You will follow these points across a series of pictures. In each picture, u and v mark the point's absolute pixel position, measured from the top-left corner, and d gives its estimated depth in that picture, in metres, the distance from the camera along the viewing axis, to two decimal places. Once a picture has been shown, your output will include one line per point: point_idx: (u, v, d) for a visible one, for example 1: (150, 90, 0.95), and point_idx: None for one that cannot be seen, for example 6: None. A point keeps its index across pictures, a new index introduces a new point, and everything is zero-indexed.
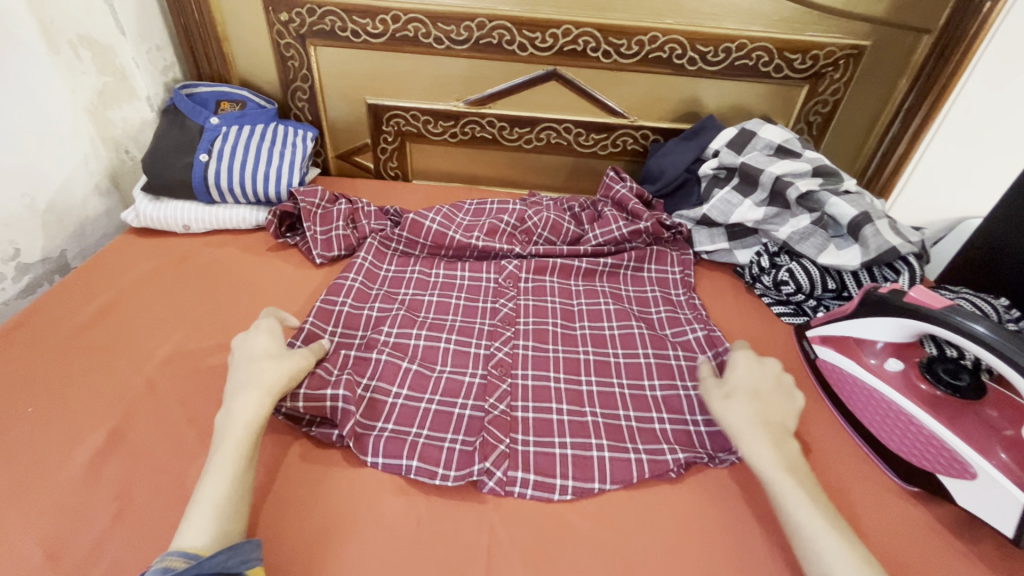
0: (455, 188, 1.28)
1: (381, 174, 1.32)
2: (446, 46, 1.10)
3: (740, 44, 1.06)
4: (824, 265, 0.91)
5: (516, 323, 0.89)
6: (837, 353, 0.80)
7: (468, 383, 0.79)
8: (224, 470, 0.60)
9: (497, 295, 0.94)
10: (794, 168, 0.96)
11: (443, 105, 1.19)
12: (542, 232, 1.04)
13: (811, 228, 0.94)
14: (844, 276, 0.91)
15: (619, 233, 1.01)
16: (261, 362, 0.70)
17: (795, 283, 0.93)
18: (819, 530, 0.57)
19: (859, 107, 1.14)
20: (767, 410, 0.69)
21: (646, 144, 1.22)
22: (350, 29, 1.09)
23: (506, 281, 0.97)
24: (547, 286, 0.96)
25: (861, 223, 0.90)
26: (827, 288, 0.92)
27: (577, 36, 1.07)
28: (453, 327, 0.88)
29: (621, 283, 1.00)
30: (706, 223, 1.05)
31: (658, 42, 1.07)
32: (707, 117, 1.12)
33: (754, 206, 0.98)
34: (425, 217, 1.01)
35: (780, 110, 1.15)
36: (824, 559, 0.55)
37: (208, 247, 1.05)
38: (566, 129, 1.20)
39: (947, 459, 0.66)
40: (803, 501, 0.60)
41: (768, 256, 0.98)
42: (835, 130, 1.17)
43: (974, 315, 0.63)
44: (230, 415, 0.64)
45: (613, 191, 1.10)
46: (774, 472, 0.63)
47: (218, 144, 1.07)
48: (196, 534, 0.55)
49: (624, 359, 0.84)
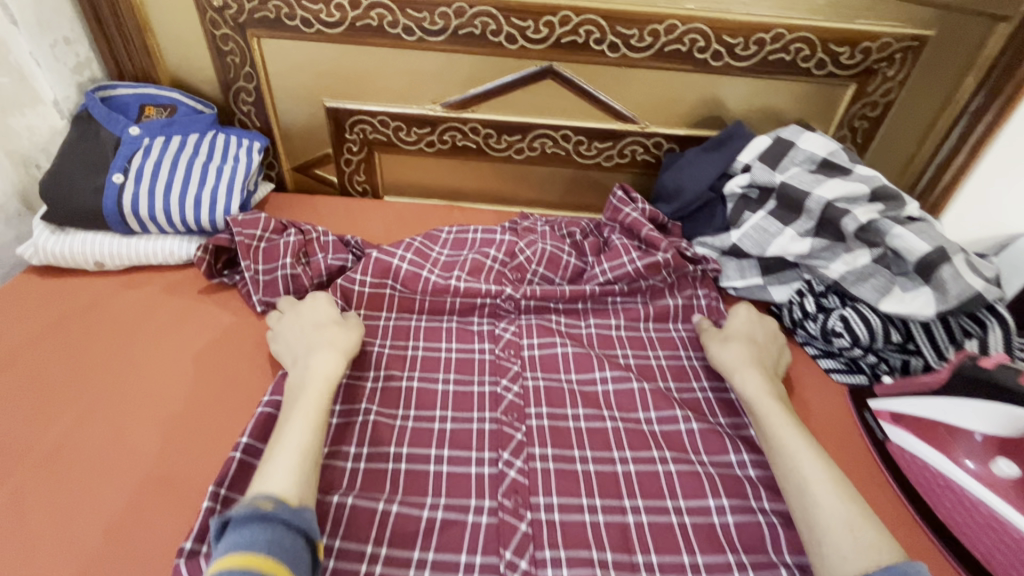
0: (434, 206, 1.09)
1: (346, 190, 1.12)
2: (418, 38, 0.91)
3: (776, 34, 0.87)
4: (887, 313, 0.73)
5: (527, 417, 0.71)
6: (919, 439, 0.65)
7: (474, 526, 0.60)
8: (300, 430, 0.58)
9: (496, 371, 0.76)
10: (847, 191, 0.78)
11: (417, 109, 0.99)
12: (535, 268, 0.85)
13: (871, 267, 0.75)
14: (912, 326, 0.73)
15: (632, 268, 0.83)
16: (323, 332, 0.71)
17: (851, 335, 0.75)
18: (805, 457, 0.59)
19: (910, 117, 0.96)
20: (757, 348, 0.74)
21: (658, 154, 1.03)
22: (299, 16, 0.89)
23: (506, 352, 0.78)
24: (557, 356, 0.78)
25: (937, 262, 0.71)
26: (890, 341, 0.74)
27: (577, 25, 0.87)
28: (442, 435, 0.68)
29: (648, 347, 0.81)
30: (734, 254, 0.87)
31: (676, 32, 0.87)
32: (733, 123, 0.92)
33: (797, 237, 0.80)
34: (391, 253, 0.83)
35: (819, 114, 0.97)
36: (808, 483, 0.57)
37: (126, 289, 0.85)
38: (564, 136, 1.01)
39: None
40: (795, 437, 0.62)
41: (813, 297, 0.80)
42: (882, 137, 0.99)
43: None
44: (307, 374, 0.65)
45: (621, 215, 0.90)
46: (764, 400, 0.66)
47: (138, 162, 0.87)
48: (278, 480, 0.52)
49: (676, 467, 0.66)
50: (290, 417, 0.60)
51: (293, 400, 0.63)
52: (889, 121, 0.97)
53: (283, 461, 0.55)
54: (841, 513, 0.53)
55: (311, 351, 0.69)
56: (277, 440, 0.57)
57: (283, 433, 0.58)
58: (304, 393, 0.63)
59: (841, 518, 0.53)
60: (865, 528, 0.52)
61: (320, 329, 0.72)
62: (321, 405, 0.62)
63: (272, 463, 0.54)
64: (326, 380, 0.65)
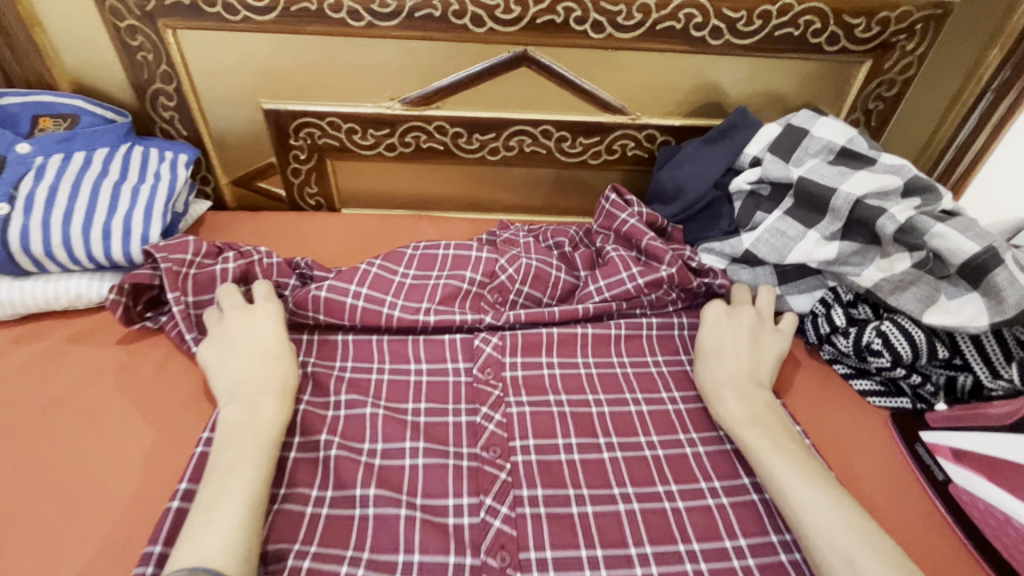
0: (399, 216, 0.95)
1: (297, 205, 0.97)
2: (367, 23, 0.76)
3: (783, 6, 0.75)
4: (932, 326, 0.63)
5: (512, 452, 0.59)
6: (988, 482, 0.57)
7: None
8: (238, 477, 0.49)
9: (474, 397, 0.64)
10: (877, 185, 0.67)
11: (372, 108, 0.85)
12: (519, 289, 0.72)
13: (910, 273, 0.64)
14: (960, 339, 0.63)
15: (632, 286, 0.70)
16: (258, 364, 0.59)
17: (891, 353, 0.64)
18: (809, 488, 0.52)
19: (929, 97, 0.86)
20: (739, 354, 0.64)
21: (652, 148, 0.90)
22: (219, 1, 0.74)
23: (485, 371, 0.66)
24: (546, 378, 0.66)
25: (989, 265, 0.60)
26: (936, 358, 0.63)
27: (554, 1, 0.75)
28: (415, 475, 0.57)
29: (646, 351, 0.71)
30: (747, 260, 0.75)
31: (669, 7, 0.75)
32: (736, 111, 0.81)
33: (822, 240, 0.68)
34: (344, 290, 0.67)
35: (829, 96, 0.86)
36: (819, 519, 0.50)
37: (22, 345, 0.70)
38: (544, 132, 0.88)
39: None
40: (789, 467, 0.53)
41: (841, 308, 0.69)
42: (897, 121, 0.89)
43: None
44: (246, 421, 0.54)
45: (616, 223, 0.78)
46: (743, 427, 0.58)
47: (28, 187, 0.71)
48: (209, 553, 0.44)
49: (685, 501, 0.57)
50: (229, 467, 0.50)
51: (226, 453, 0.52)
52: (904, 104, 0.87)
53: (221, 520, 0.47)
54: (856, 549, 0.47)
55: (257, 385, 0.57)
56: (215, 491, 0.49)
57: (222, 480, 0.50)
58: (244, 443, 0.53)
59: (844, 555, 0.47)
60: (882, 566, 0.46)
61: (260, 354, 0.60)
62: (269, 457, 0.52)
63: (206, 519, 0.47)
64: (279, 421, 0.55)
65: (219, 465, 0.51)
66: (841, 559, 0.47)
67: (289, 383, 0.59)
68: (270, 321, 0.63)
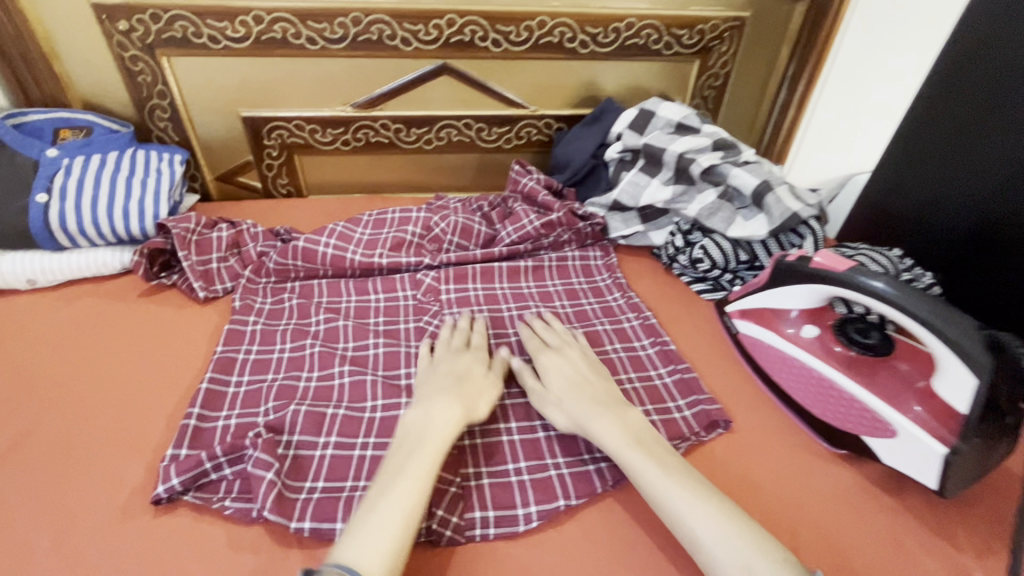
0: (357, 199, 1.18)
1: (271, 193, 1.20)
2: (322, 46, 1.01)
3: (628, 23, 1.04)
4: (735, 237, 0.91)
5: (442, 333, 0.84)
6: (756, 325, 0.80)
7: (402, 419, 0.72)
8: (409, 474, 0.59)
9: (419, 313, 0.88)
10: (695, 145, 0.96)
11: (330, 111, 1.09)
12: (451, 238, 0.97)
13: (717, 202, 0.93)
14: (755, 245, 0.91)
15: (531, 228, 0.96)
16: (469, 377, 0.72)
17: (710, 259, 0.92)
18: (673, 493, 0.59)
19: (748, 81, 1.16)
20: (586, 385, 0.72)
21: (550, 134, 1.18)
22: (205, 34, 0.97)
23: (427, 296, 0.90)
24: (472, 295, 0.90)
25: (763, 192, 0.91)
26: (740, 260, 0.92)
27: (462, 26, 1.01)
28: (377, 357, 0.80)
29: (547, 276, 0.96)
30: (618, 209, 1.02)
31: (547, 27, 1.03)
32: (604, 102, 1.10)
33: (662, 185, 0.97)
34: (317, 242, 0.91)
35: (676, 88, 1.16)
36: (691, 518, 0.57)
37: (62, 301, 0.89)
38: (466, 125, 1.14)
39: (870, 420, 0.67)
40: (652, 475, 0.61)
41: (682, 234, 0.97)
42: (728, 104, 1.20)
43: (875, 273, 0.64)
44: (429, 422, 0.65)
45: (521, 185, 1.05)
46: (627, 453, 0.63)
47: (60, 181, 0.91)
48: (360, 551, 0.52)
49: None
50: (394, 470, 0.59)
51: (409, 448, 0.62)
52: (731, 88, 1.17)
53: (383, 520, 0.55)
54: (727, 543, 0.55)
55: (437, 393, 0.69)
56: (378, 491, 0.58)
57: (391, 478, 0.59)
58: (422, 442, 0.62)
59: (732, 548, 0.54)
60: (751, 550, 0.54)
61: (465, 382, 0.71)
62: (432, 471, 0.60)
63: (373, 518, 0.55)
64: (462, 421, 0.66)
65: (391, 466, 0.61)
66: (718, 550, 0.55)
67: (475, 415, 0.68)
68: (475, 359, 0.75)
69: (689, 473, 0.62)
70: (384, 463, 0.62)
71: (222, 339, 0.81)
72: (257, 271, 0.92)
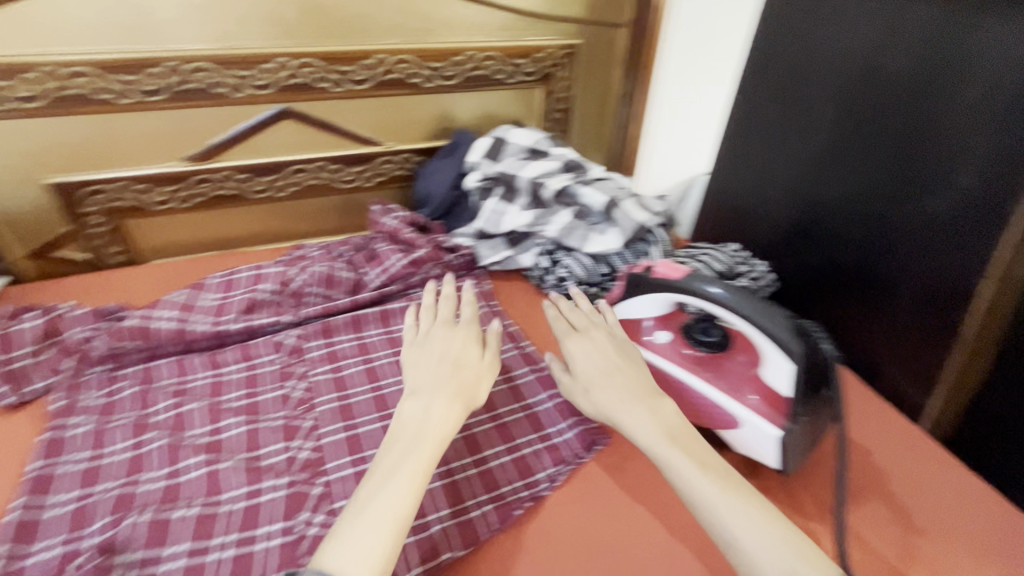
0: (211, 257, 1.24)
1: (103, 261, 1.21)
2: (248, 92, 1.12)
3: (543, 56, 1.30)
4: (592, 253, 1.09)
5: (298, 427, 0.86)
6: None
7: (281, 499, 0.75)
8: (404, 471, 0.60)
9: (284, 377, 0.94)
10: (543, 169, 1.17)
11: (260, 158, 1.19)
12: (311, 289, 1.07)
13: (574, 223, 1.11)
14: (613, 258, 1.10)
15: (398, 268, 1.09)
16: (467, 367, 0.73)
17: (574, 275, 1.09)
18: (720, 498, 0.59)
19: (588, 104, 1.43)
20: (615, 376, 0.73)
21: (413, 167, 1.34)
22: (138, 92, 1.05)
23: (290, 357, 0.98)
24: (369, 342, 1.01)
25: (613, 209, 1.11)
26: (602, 274, 1.09)
27: (393, 63, 1.19)
28: (238, 438, 0.84)
29: (395, 320, 1.06)
30: (485, 237, 1.19)
31: (473, 61, 1.25)
32: (459, 134, 1.30)
33: (522, 211, 1.14)
34: (230, 295, 1.06)
35: (528, 112, 1.39)
36: (724, 519, 0.58)
37: None
38: (406, 159, 1.31)
39: (712, 414, 0.78)
40: (684, 468, 0.62)
41: (547, 255, 1.13)
42: (578, 120, 1.45)
43: (707, 279, 0.75)
44: (428, 419, 0.65)
45: (383, 226, 1.18)
46: (660, 445, 0.64)
47: None
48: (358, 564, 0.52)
49: (491, 421, 0.88)
50: (389, 472, 0.60)
51: (405, 445, 0.63)
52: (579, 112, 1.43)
53: (366, 541, 0.54)
54: (759, 542, 0.56)
55: (431, 389, 0.69)
56: (379, 483, 0.59)
57: (384, 479, 0.59)
58: (418, 439, 0.63)
59: (758, 539, 0.56)
60: (791, 550, 0.55)
61: (459, 368, 0.72)
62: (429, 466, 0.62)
63: (363, 519, 0.56)
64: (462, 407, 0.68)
65: (382, 466, 0.61)
66: (755, 551, 0.56)
67: (471, 402, 0.70)
68: (469, 342, 0.76)
69: (711, 458, 0.64)
70: (371, 465, 0.62)
71: (40, 451, 0.81)
72: (83, 359, 0.95)
